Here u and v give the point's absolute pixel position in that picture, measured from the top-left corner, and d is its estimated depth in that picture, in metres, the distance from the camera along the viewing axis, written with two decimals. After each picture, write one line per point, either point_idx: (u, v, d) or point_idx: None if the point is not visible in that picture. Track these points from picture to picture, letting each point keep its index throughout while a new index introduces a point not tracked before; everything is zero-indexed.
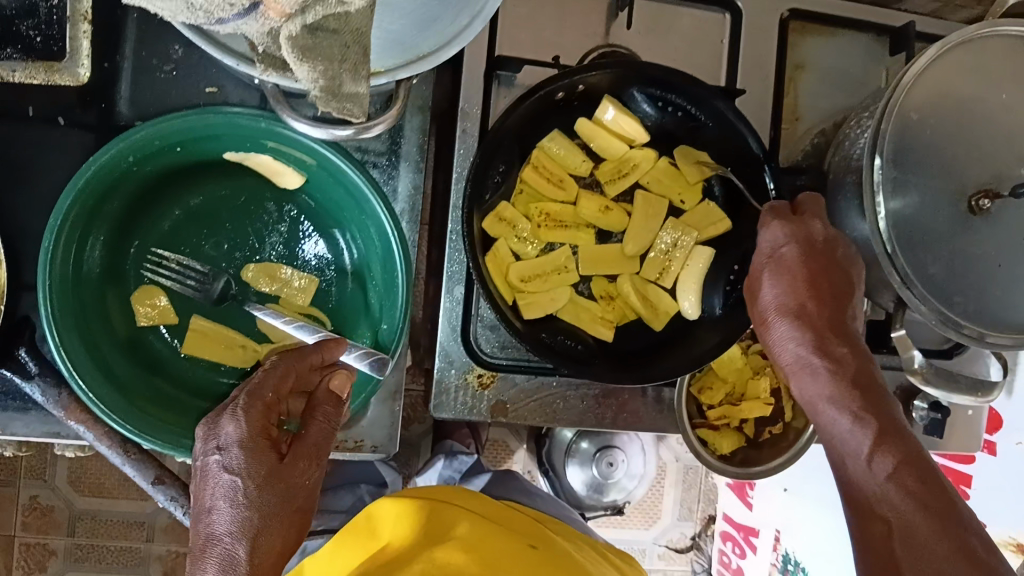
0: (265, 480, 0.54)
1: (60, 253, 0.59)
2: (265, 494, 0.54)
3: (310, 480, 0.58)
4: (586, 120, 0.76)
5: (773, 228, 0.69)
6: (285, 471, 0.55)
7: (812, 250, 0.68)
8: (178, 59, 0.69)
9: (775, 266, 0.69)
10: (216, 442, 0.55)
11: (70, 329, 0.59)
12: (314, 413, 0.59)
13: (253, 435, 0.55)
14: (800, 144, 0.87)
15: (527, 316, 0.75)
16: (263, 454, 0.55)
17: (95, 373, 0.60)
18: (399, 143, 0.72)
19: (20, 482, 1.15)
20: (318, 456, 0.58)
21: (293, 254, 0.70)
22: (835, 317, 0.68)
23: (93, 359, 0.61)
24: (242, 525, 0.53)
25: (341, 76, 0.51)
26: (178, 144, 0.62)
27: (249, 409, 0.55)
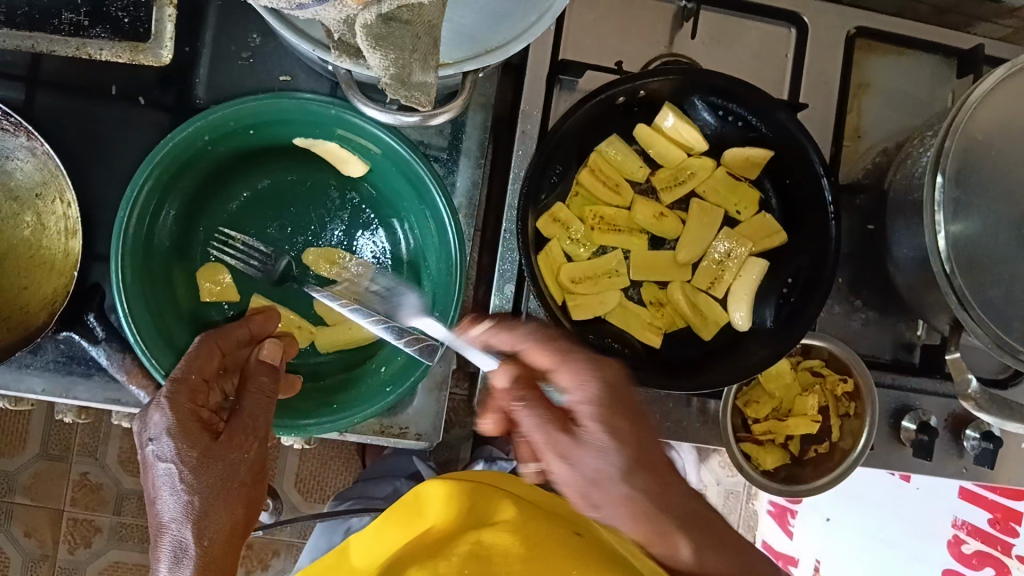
0: (201, 464, 0.55)
1: (137, 222, 0.61)
2: (201, 477, 0.55)
3: (254, 456, 0.58)
4: (643, 125, 0.77)
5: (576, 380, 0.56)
6: (219, 449, 0.56)
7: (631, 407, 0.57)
8: (255, 46, 0.71)
9: (566, 440, 0.55)
10: (144, 436, 0.56)
11: (139, 297, 0.61)
12: (249, 387, 0.60)
13: (180, 419, 0.56)
14: (861, 163, 0.87)
15: (575, 317, 0.75)
16: (195, 436, 0.56)
17: (161, 342, 0.62)
18: (460, 138, 0.74)
19: (71, 459, 1.19)
20: (255, 428, 0.59)
21: (352, 242, 0.72)
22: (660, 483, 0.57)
23: (159, 329, 0.63)
24: (185, 509, 0.54)
25: (411, 65, 0.53)
26: (251, 127, 0.64)
27: (174, 392, 0.57)
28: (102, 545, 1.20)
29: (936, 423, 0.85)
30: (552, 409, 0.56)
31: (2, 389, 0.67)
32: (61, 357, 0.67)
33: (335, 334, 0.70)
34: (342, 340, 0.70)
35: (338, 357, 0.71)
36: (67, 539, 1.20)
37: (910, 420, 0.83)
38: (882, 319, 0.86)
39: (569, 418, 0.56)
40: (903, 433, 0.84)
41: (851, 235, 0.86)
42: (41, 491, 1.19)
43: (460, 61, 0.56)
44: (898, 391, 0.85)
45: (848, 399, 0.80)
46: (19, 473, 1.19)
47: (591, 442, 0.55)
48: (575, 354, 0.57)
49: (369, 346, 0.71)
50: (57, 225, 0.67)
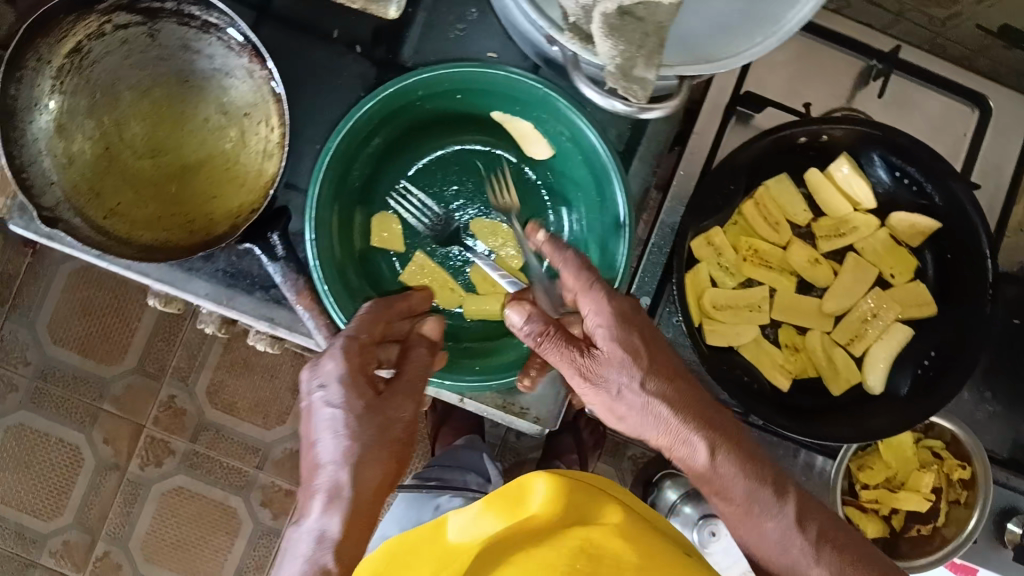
0: (358, 416, 0.59)
1: (343, 156, 0.65)
2: (363, 425, 0.59)
3: (407, 420, 0.61)
4: (817, 171, 0.77)
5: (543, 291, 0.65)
6: (382, 403, 0.60)
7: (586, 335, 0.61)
8: (471, 20, 0.74)
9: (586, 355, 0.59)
10: (308, 388, 0.60)
11: (325, 224, 0.65)
12: (409, 361, 0.62)
13: (351, 370, 0.59)
14: (1016, 257, 0.86)
15: (709, 342, 0.76)
16: (361, 388, 0.59)
17: (333, 271, 0.66)
18: (637, 142, 0.77)
19: (164, 380, 1.23)
20: (411, 397, 0.62)
21: (518, 221, 0.74)
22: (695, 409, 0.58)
23: (334, 259, 0.66)
24: (345, 452, 0.58)
25: (636, 59, 0.55)
26: (459, 92, 0.68)
27: (349, 347, 0.60)
28: (172, 469, 1.22)
29: None
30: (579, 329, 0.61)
31: (170, 287, 0.70)
32: (229, 269, 0.71)
33: (484, 305, 0.72)
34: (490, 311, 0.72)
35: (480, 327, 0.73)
36: (140, 455, 1.22)
37: (1017, 524, 0.81)
38: (1007, 415, 0.84)
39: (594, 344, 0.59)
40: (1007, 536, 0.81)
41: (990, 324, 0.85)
42: (129, 405, 1.22)
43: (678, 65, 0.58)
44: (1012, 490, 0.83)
45: (962, 486, 0.78)
46: (113, 382, 1.22)
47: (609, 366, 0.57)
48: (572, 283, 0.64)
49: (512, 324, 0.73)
50: (256, 145, 0.70)
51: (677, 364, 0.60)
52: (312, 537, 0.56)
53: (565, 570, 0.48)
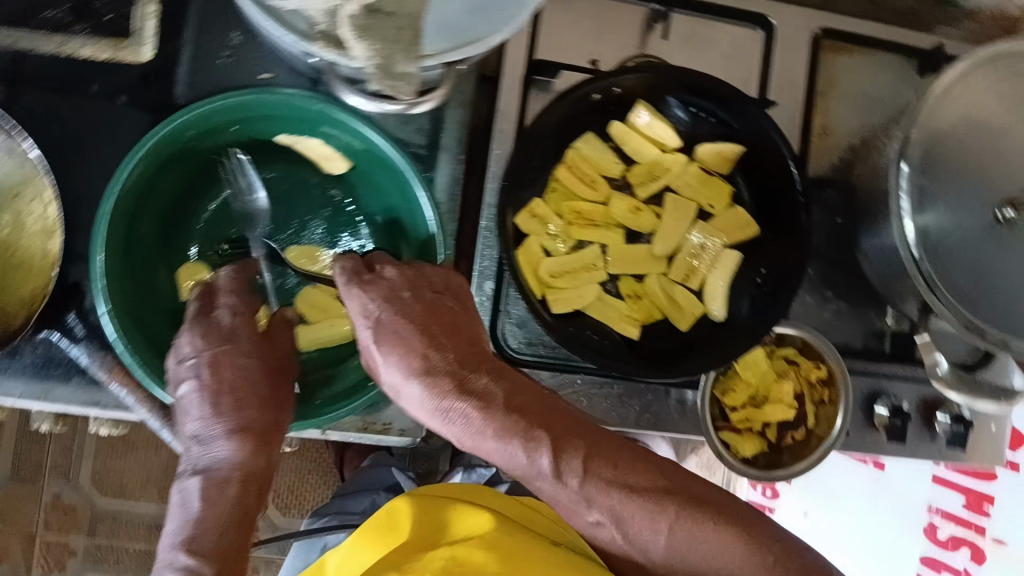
0: (253, 357, 0.62)
1: (121, 217, 0.61)
2: (245, 376, 0.61)
3: (286, 374, 0.64)
4: (619, 123, 0.79)
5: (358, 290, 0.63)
6: (268, 354, 0.63)
7: (416, 318, 0.62)
8: (235, 45, 0.71)
9: (402, 342, 0.61)
10: (188, 350, 0.60)
11: (122, 294, 0.61)
12: (274, 334, 0.65)
13: (237, 326, 0.62)
14: (826, 159, 0.88)
15: (555, 310, 0.77)
16: (246, 339, 0.62)
17: (143, 340, 0.62)
18: (440, 135, 0.75)
19: (44, 480, 1.17)
20: (284, 355, 0.65)
21: (333, 239, 0.73)
22: (531, 400, 0.60)
23: (138, 324, 0.63)
24: (222, 409, 0.59)
25: (395, 55, 0.53)
26: (234, 123, 0.65)
27: (236, 305, 0.63)
28: (76, 569, 1.17)
29: (910, 409, 0.87)
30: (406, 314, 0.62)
31: None
32: (39, 360, 0.67)
33: (321, 332, 0.70)
34: (327, 337, 0.71)
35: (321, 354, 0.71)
36: (41, 563, 1.17)
37: (882, 406, 0.86)
38: (850, 309, 0.88)
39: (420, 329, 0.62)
40: (876, 420, 0.86)
41: (817, 228, 0.88)
42: (12, 514, 1.16)
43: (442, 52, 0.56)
44: (872, 377, 0.87)
45: (822, 385, 0.82)
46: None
47: (430, 348, 0.61)
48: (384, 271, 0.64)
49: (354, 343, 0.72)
50: (34, 225, 0.67)
51: (489, 362, 0.63)
52: (217, 461, 0.57)
53: None
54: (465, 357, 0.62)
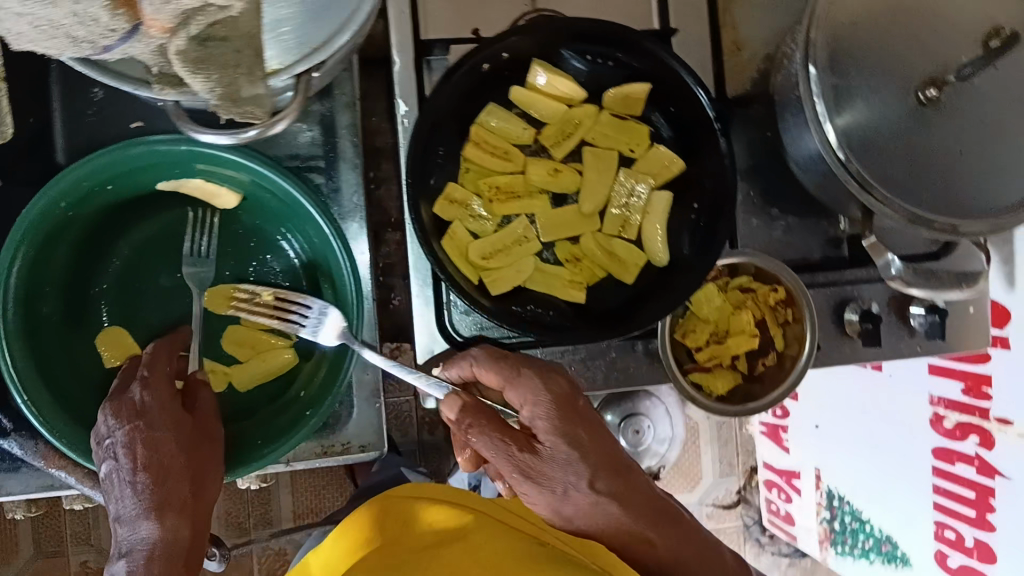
0: (169, 432, 0.59)
1: (15, 305, 0.59)
2: (165, 449, 0.59)
3: (212, 444, 0.62)
4: (519, 87, 0.75)
5: (523, 391, 0.60)
6: (190, 423, 0.61)
7: (527, 430, 0.60)
8: (100, 100, 0.68)
9: (531, 458, 0.57)
10: (104, 433, 0.59)
11: (37, 382, 0.60)
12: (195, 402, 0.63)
13: (157, 397, 0.60)
14: (743, 76, 0.84)
15: (494, 292, 0.75)
16: (167, 413, 0.60)
17: (70, 421, 0.61)
18: (335, 143, 0.72)
19: (69, 551, 1.18)
20: (209, 426, 0.63)
21: (246, 272, 0.71)
22: (631, 496, 0.58)
23: (62, 405, 0.61)
24: (144, 485, 0.57)
25: (237, 82, 0.51)
26: (109, 181, 0.63)
27: (149, 380, 0.61)
28: None
29: (880, 310, 0.84)
30: (505, 427, 0.59)
31: None
32: None
33: (254, 370, 0.69)
34: (261, 373, 0.69)
35: (260, 390, 0.71)
36: None
37: (851, 312, 0.83)
38: (801, 222, 0.85)
39: (534, 436, 0.59)
40: (848, 328, 0.84)
41: (749, 148, 0.85)
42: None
43: (288, 64, 0.55)
44: (835, 287, 0.84)
45: (783, 306, 0.79)
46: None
47: (556, 456, 0.57)
48: (524, 373, 0.61)
49: (290, 372, 0.70)
50: None
51: (606, 454, 0.59)
52: (137, 542, 0.55)
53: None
54: (593, 475, 0.57)
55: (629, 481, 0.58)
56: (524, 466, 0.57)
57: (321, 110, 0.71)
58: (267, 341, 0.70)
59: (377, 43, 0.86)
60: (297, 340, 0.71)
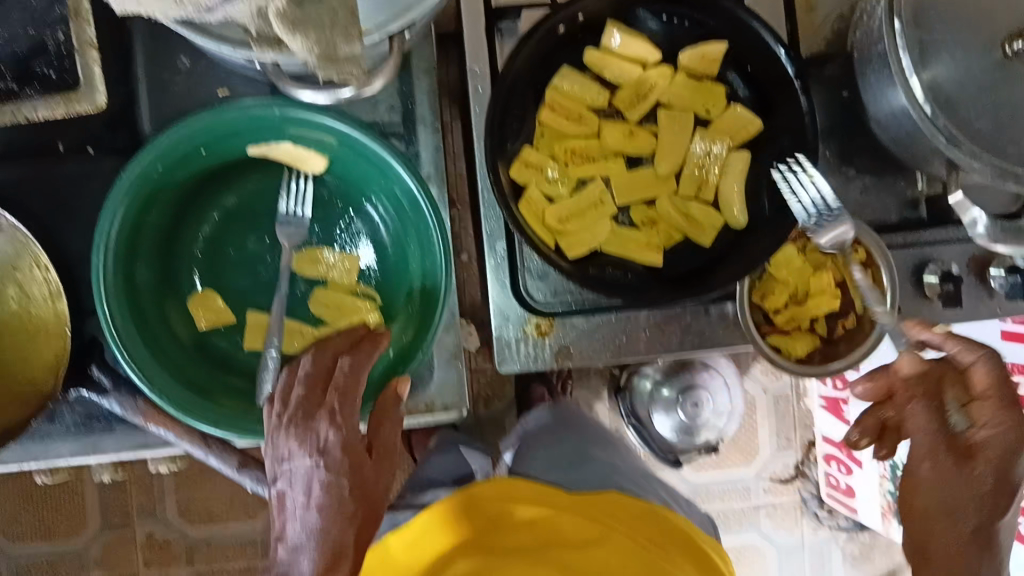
0: (346, 475, 0.62)
1: (118, 265, 0.61)
2: (340, 489, 0.61)
3: (380, 486, 0.64)
4: (594, 50, 0.75)
5: (999, 421, 0.60)
6: (371, 464, 0.63)
7: (1010, 458, 0.60)
8: (187, 68, 0.69)
9: (952, 467, 0.61)
10: (287, 453, 0.62)
11: (137, 341, 0.61)
12: (380, 439, 0.65)
13: (343, 438, 0.62)
14: (818, 34, 0.83)
15: (572, 256, 0.75)
16: (354, 456, 0.62)
17: (168, 379, 0.62)
18: (413, 107, 0.72)
19: (135, 522, 1.20)
20: (382, 469, 0.65)
21: (331, 236, 0.72)
22: (987, 535, 0.61)
23: (162, 364, 0.63)
24: (310, 525, 0.61)
25: (335, 41, 0.51)
26: (202, 146, 0.64)
27: (337, 416, 0.62)
28: None
29: (960, 271, 0.83)
30: (942, 426, 0.62)
31: (34, 460, 0.69)
32: (81, 417, 0.69)
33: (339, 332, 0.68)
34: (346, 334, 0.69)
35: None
36: None
37: (931, 274, 0.82)
38: (877, 182, 0.84)
39: (968, 452, 0.62)
40: (927, 290, 0.82)
41: (825, 106, 0.83)
42: (114, 561, 1.20)
43: (380, 24, 0.54)
44: (913, 248, 0.83)
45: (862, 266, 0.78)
46: (90, 547, 1.20)
47: (973, 476, 0.61)
48: (1015, 404, 0.60)
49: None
50: (40, 291, 0.66)
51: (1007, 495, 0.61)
52: (298, 563, 0.60)
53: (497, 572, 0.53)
54: (973, 512, 0.61)
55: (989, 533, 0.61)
56: (937, 466, 0.62)
57: (400, 74, 0.72)
58: (352, 303, 0.69)
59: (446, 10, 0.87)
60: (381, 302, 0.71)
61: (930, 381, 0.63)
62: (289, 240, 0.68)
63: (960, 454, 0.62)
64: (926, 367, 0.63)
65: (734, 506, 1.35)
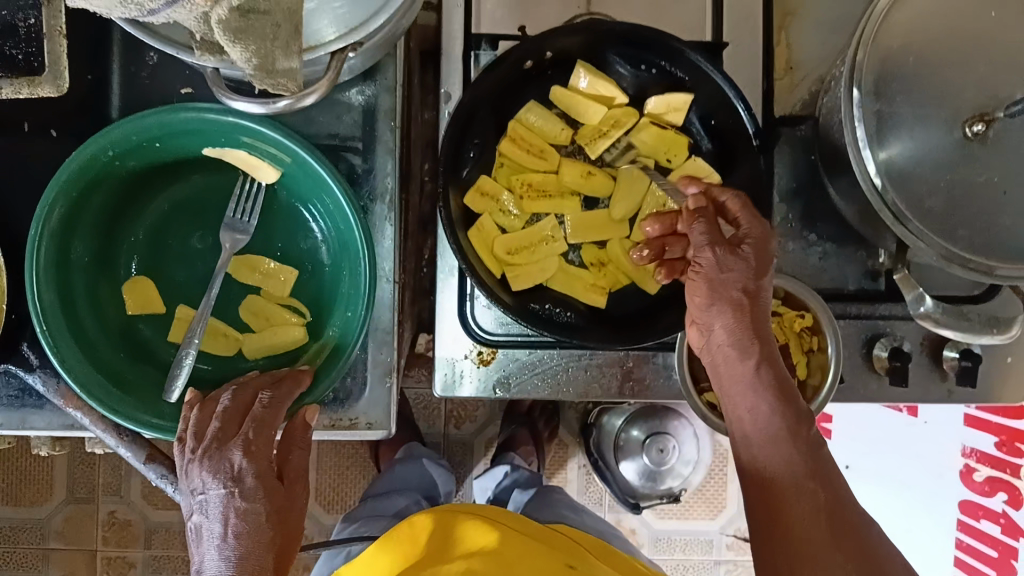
0: (262, 503, 0.62)
1: (50, 241, 0.65)
2: (257, 518, 0.61)
3: (294, 511, 0.65)
4: (560, 86, 0.76)
5: (755, 219, 0.62)
6: (286, 489, 0.64)
7: (766, 249, 0.62)
8: (154, 64, 0.73)
9: (727, 252, 0.60)
10: (201, 485, 0.62)
11: (56, 314, 0.66)
12: (290, 462, 0.66)
13: (257, 460, 0.63)
14: (793, 97, 0.84)
15: (516, 288, 0.76)
16: (268, 483, 0.63)
17: (79, 355, 0.67)
18: (375, 126, 0.74)
19: (98, 499, 1.22)
20: (296, 494, 0.65)
21: (272, 246, 0.77)
22: (756, 317, 0.61)
23: (77, 342, 0.67)
24: (227, 557, 0.60)
25: (274, 54, 0.52)
26: (156, 140, 0.68)
27: (252, 444, 0.63)
28: None
29: (911, 349, 0.82)
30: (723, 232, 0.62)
31: None
32: (13, 390, 0.71)
33: (262, 340, 0.74)
34: (270, 342, 0.74)
35: (266, 360, 0.75)
36: None
37: (881, 347, 0.81)
38: (839, 250, 0.84)
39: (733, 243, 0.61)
40: (877, 362, 0.82)
41: (793, 168, 0.84)
42: (74, 535, 1.22)
43: (324, 43, 0.56)
44: (867, 320, 0.82)
45: (811, 334, 0.78)
46: (51, 519, 1.22)
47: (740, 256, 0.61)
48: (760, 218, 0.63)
49: (297, 350, 0.75)
50: None
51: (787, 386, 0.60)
52: None
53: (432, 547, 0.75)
54: (747, 283, 0.61)
55: (769, 349, 0.61)
56: (716, 254, 0.60)
57: (364, 92, 0.73)
58: (280, 314, 0.75)
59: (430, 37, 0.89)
60: (309, 318, 0.76)
61: (708, 206, 0.63)
62: (232, 244, 0.73)
63: (729, 244, 0.61)
64: (712, 196, 0.64)
65: (694, 559, 1.33)
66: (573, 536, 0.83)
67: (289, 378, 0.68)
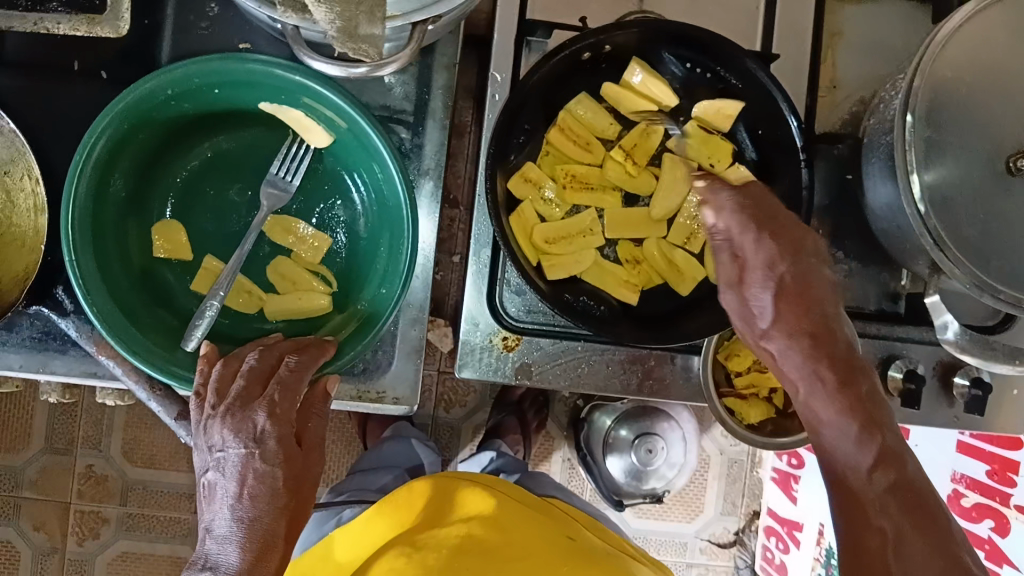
0: (281, 467, 0.60)
1: (92, 171, 0.64)
2: (273, 484, 0.59)
3: (308, 481, 0.62)
4: (612, 84, 0.76)
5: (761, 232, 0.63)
6: (303, 456, 0.62)
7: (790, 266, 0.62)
8: (213, 16, 0.74)
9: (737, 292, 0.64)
10: (220, 443, 0.60)
11: (89, 250, 0.64)
12: (307, 434, 0.64)
13: (280, 424, 0.60)
14: (833, 114, 0.85)
15: (550, 277, 0.76)
16: (288, 450, 0.60)
17: (105, 293, 0.65)
18: (426, 99, 0.76)
19: (76, 451, 1.19)
20: (312, 461, 0.63)
21: (308, 211, 0.76)
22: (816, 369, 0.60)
23: (104, 278, 0.66)
24: (240, 521, 0.57)
25: (359, 18, 0.51)
26: (215, 86, 0.68)
27: (276, 407, 0.61)
28: (110, 536, 1.20)
29: (923, 372, 0.84)
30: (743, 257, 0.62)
31: None
32: (38, 333, 0.73)
33: (285, 303, 0.73)
34: (291, 307, 0.73)
35: (286, 325, 0.74)
36: (75, 531, 1.20)
37: (895, 369, 0.83)
38: (863, 268, 0.85)
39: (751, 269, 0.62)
40: (890, 382, 0.83)
41: (826, 185, 0.85)
42: (48, 485, 1.19)
43: (407, 12, 0.55)
44: (884, 340, 0.84)
45: None
46: (26, 467, 1.18)
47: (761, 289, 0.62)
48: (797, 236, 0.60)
49: (319, 317, 0.74)
50: (26, 201, 0.70)
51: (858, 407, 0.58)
52: (225, 563, 0.56)
53: (431, 512, 0.75)
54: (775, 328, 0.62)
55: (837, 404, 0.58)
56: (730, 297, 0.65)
57: (420, 65, 0.75)
58: (307, 281, 0.74)
59: (479, 18, 0.88)
60: (337, 289, 0.76)
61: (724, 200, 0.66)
62: (270, 202, 0.72)
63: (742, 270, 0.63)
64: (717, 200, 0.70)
65: (667, 559, 1.34)
66: (565, 509, 0.85)
67: (315, 346, 0.67)
